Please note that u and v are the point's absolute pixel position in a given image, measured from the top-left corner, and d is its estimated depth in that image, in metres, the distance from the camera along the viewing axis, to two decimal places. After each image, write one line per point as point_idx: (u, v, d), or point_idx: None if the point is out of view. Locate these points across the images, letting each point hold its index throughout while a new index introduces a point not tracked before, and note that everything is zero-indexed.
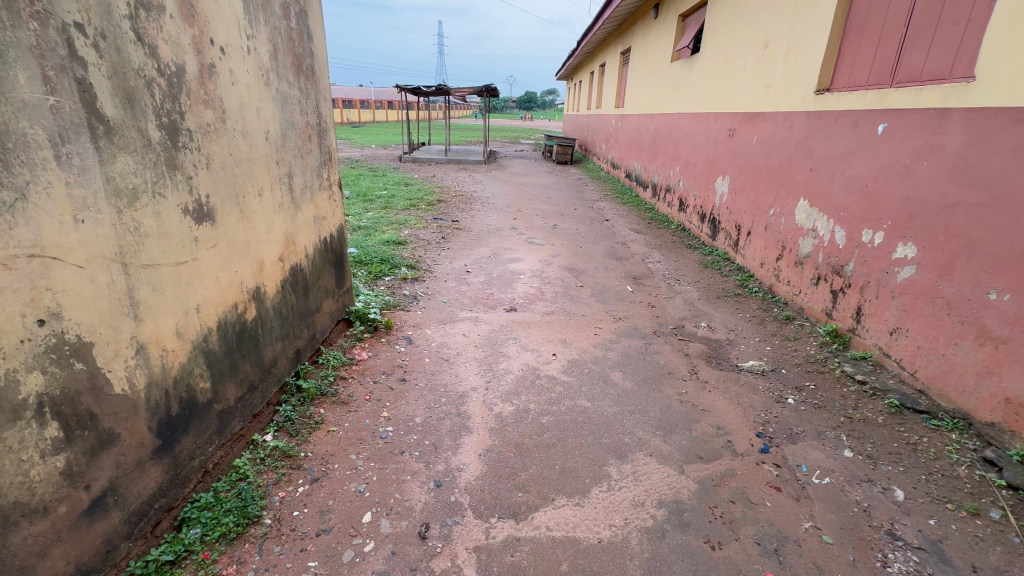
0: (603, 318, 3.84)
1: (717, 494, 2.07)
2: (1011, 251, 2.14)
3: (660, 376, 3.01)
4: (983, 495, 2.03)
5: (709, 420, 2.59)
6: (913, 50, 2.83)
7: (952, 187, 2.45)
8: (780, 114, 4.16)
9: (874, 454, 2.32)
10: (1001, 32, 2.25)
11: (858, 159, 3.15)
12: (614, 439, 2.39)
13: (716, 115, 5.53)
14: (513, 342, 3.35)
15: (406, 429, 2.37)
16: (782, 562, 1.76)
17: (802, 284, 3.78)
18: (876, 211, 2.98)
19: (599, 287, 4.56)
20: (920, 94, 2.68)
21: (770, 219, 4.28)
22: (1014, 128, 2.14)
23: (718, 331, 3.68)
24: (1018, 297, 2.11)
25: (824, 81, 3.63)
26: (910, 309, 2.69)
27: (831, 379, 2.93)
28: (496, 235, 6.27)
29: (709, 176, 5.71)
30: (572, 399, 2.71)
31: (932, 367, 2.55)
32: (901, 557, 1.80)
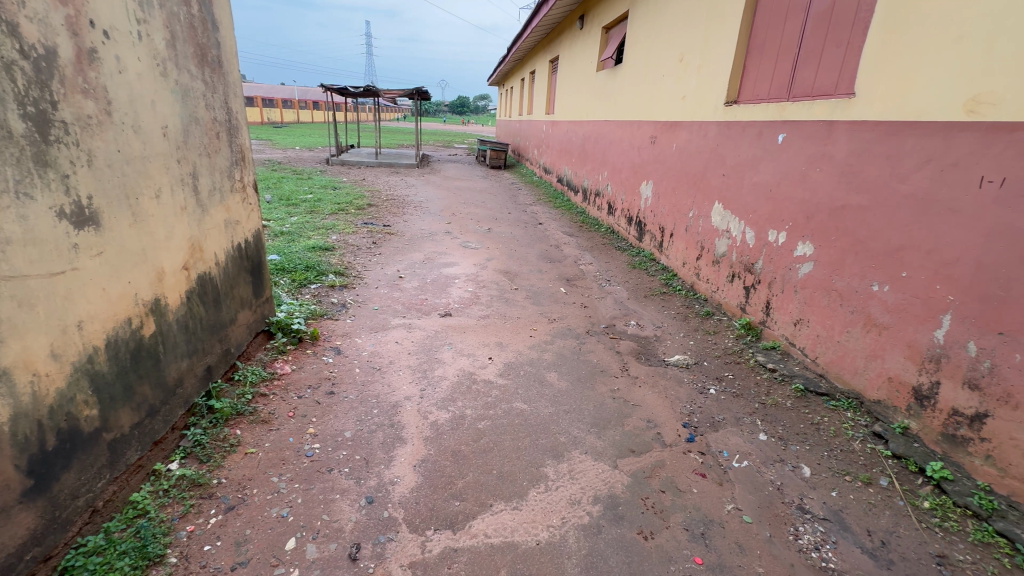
0: (538, 320, 3.89)
1: (648, 485, 2.15)
2: (889, 248, 2.43)
3: (593, 374, 3.09)
4: (874, 465, 2.28)
5: (640, 414, 2.69)
6: (805, 68, 3.14)
7: (840, 191, 2.73)
8: (695, 123, 4.44)
9: (785, 435, 2.53)
10: (873, 54, 2.55)
11: (762, 166, 3.44)
12: (550, 439, 2.41)
13: (639, 123, 5.82)
14: (448, 348, 3.29)
15: (334, 446, 2.23)
16: (707, 545, 1.86)
17: (719, 281, 4.06)
18: (780, 213, 3.27)
19: (534, 289, 4.62)
20: (812, 108, 2.98)
21: (690, 221, 4.56)
22: (888, 139, 2.43)
23: (646, 328, 3.86)
24: (896, 287, 2.39)
25: (731, 93, 3.93)
26: (810, 301, 2.97)
27: (746, 368, 3.16)
28: (429, 240, 6.17)
29: (634, 180, 5.99)
30: (508, 402, 2.71)
31: (830, 354, 2.82)
32: (809, 529, 1.96)
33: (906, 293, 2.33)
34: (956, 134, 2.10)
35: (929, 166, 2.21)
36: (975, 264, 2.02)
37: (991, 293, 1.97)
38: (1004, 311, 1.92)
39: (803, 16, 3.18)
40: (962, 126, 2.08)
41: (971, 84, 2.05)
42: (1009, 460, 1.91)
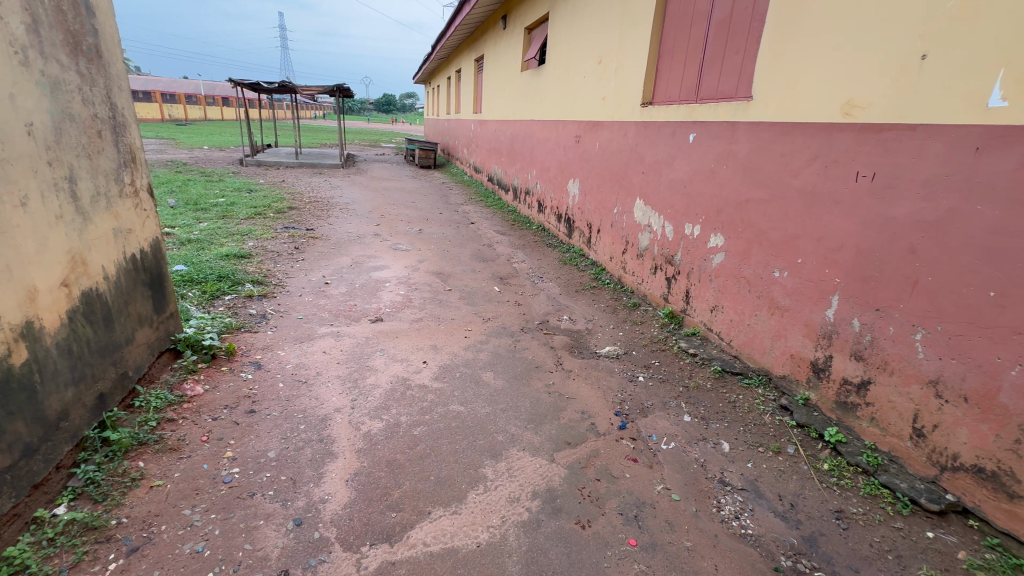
0: (472, 320, 3.87)
1: (584, 475, 2.21)
2: (786, 237, 2.67)
3: (528, 371, 3.13)
4: (782, 435, 2.50)
5: (575, 406, 2.76)
6: (709, 73, 3.38)
7: (744, 187, 2.97)
8: (616, 123, 4.63)
9: (706, 415, 2.71)
10: (766, 61, 2.80)
11: (677, 164, 3.66)
12: (488, 439, 2.41)
13: (564, 123, 5.97)
14: (380, 354, 3.18)
15: (255, 468, 2.07)
16: (641, 527, 1.94)
17: (643, 273, 4.26)
18: (694, 207, 3.49)
19: (467, 290, 4.59)
20: (717, 109, 3.21)
21: (615, 217, 4.75)
22: (781, 138, 2.67)
23: (578, 322, 3.97)
24: (794, 273, 2.63)
25: (647, 95, 4.14)
26: (724, 289, 3.21)
27: (671, 355, 3.35)
28: (357, 243, 5.93)
29: (562, 178, 6.13)
30: (445, 405, 2.67)
31: (742, 336, 3.06)
32: (730, 500, 2.12)
33: (802, 277, 2.58)
34: (836, 134, 2.35)
35: (816, 162, 2.46)
36: (856, 249, 2.28)
37: (869, 275, 2.22)
38: (880, 290, 2.18)
39: (706, 24, 3.41)
40: (841, 127, 2.33)
41: (846, 90, 2.30)
42: (888, 420, 2.18)
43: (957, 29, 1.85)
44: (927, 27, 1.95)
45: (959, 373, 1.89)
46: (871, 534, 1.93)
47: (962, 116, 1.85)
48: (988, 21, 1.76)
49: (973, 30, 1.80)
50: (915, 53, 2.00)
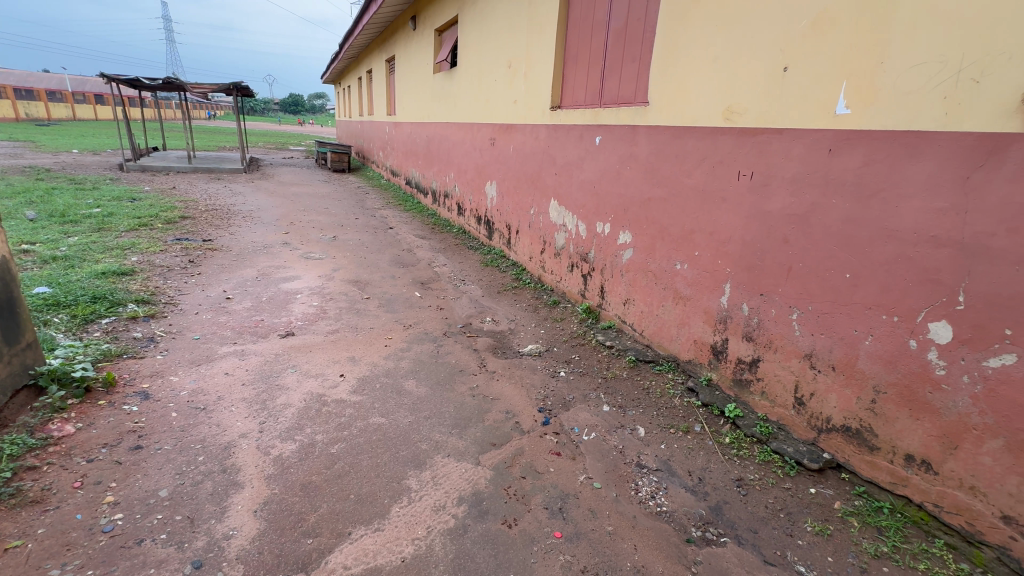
0: (393, 328, 3.75)
1: (510, 474, 2.23)
2: (684, 232, 2.89)
3: (452, 375, 3.10)
4: (690, 415, 2.71)
5: (499, 406, 2.78)
6: (610, 79, 3.56)
7: (646, 186, 3.17)
8: (528, 126, 4.73)
9: (623, 403, 2.86)
10: (658, 69, 3.01)
11: (586, 165, 3.82)
12: (411, 449, 2.34)
13: (478, 126, 5.99)
14: (291, 371, 2.98)
15: (144, 511, 1.84)
16: (565, 518, 2.00)
17: (561, 271, 4.40)
18: (603, 206, 3.66)
19: (386, 297, 4.45)
20: (618, 113, 3.39)
21: (532, 218, 4.85)
22: (675, 141, 2.88)
23: (501, 323, 4.01)
24: (692, 264, 2.86)
25: (555, 99, 4.28)
26: (634, 282, 3.40)
27: (590, 349, 3.49)
28: (263, 253, 5.51)
29: (479, 181, 6.15)
30: (364, 419, 2.55)
31: (652, 326, 3.26)
32: (646, 481, 2.25)
33: (699, 268, 2.81)
34: (720, 137, 2.58)
35: (705, 163, 2.69)
36: (742, 241, 2.52)
37: (753, 263, 2.47)
38: (763, 276, 2.43)
39: (605, 33, 3.60)
40: (723, 131, 2.56)
41: (726, 97, 2.54)
42: (775, 393, 2.43)
43: (810, 45, 2.11)
44: (787, 41, 2.20)
45: (828, 345, 2.16)
46: (766, 496, 2.15)
47: (818, 121, 2.11)
48: (832, 39, 2.03)
49: (822, 45, 2.06)
50: (779, 64, 2.25)
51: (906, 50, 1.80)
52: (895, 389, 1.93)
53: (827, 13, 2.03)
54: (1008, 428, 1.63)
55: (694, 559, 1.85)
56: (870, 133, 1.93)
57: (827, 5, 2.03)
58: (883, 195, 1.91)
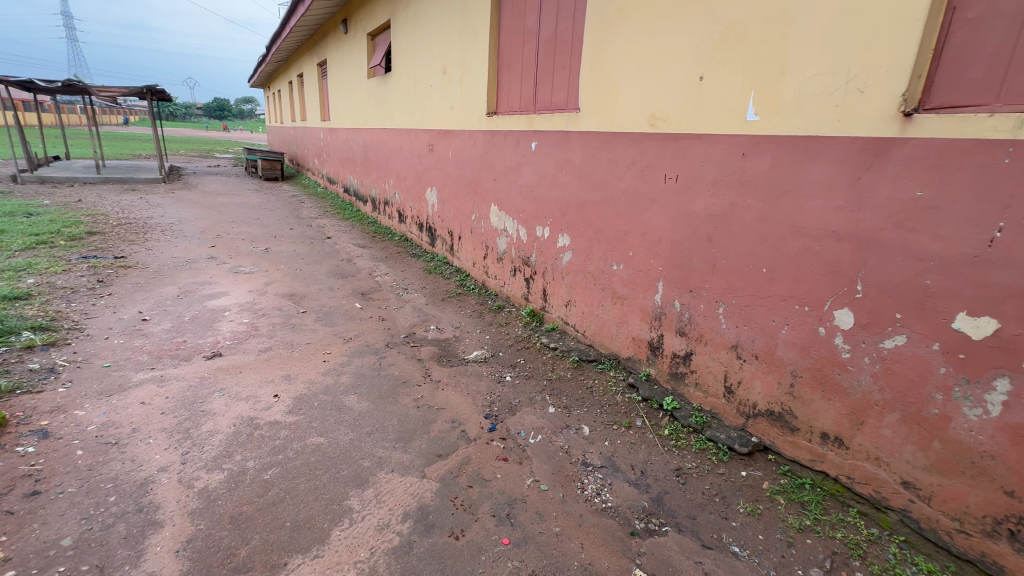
0: (332, 342, 3.60)
1: (456, 485, 2.20)
2: (619, 234, 2.99)
3: (395, 388, 3.01)
4: (631, 410, 2.80)
5: (444, 416, 2.73)
6: (543, 86, 3.63)
7: (582, 190, 3.25)
8: (465, 132, 4.72)
9: (568, 403, 2.91)
10: (586, 76, 3.10)
11: (523, 170, 3.87)
12: (352, 468, 2.25)
13: (416, 131, 5.91)
14: (219, 395, 2.78)
15: (41, 565, 1.64)
16: (513, 524, 1.99)
17: (504, 276, 4.41)
18: (542, 211, 3.72)
19: (324, 310, 4.27)
20: (552, 120, 3.46)
21: (473, 223, 4.84)
22: (606, 146, 2.98)
23: (445, 330, 3.96)
24: (627, 265, 2.96)
25: (491, 104, 4.31)
26: (574, 284, 3.48)
27: (534, 352, 3.52)
28: (186, 269, 5.12)
29: (419, 187, 6.06)
30: (302, 440, 2.43)
31: (593, 326, 3.35)
32: (592, 479, 2.30)
33: (634, 268, 2.91)
34: (646, 142, 2.70)
35: (634, 167, 2.80)
36: (671, 241, 2.64)
37: (682, 262, 2.59)
38: (691, 273, 2.55)
39: (535, 41, 3.67)
40: (649, 136, 2.68)
41: (649, 104, 2.66)
42: (708, 383, 2.56)
43: (722, 56, 2.26)
44: (701, 53, 2.35)
45: (751, 336, 2.31)
46: (702, 483, 2.26)
47: (732, 127, 2.25)
48: (740, 51, 2.18)
49: (732, 57, 2.21)
50: (695, 74, 2.39)
51: (803, 62, 1.97)
52: (810, 372, 2.09)
53: (735, 27, 2.18)
54: (903, 402, 1.81)
55: (638, 551, 1.90)
56: (777, 138, 2.08)
57: (734, 20, 2.18)
58: (790, 195, 2.07)
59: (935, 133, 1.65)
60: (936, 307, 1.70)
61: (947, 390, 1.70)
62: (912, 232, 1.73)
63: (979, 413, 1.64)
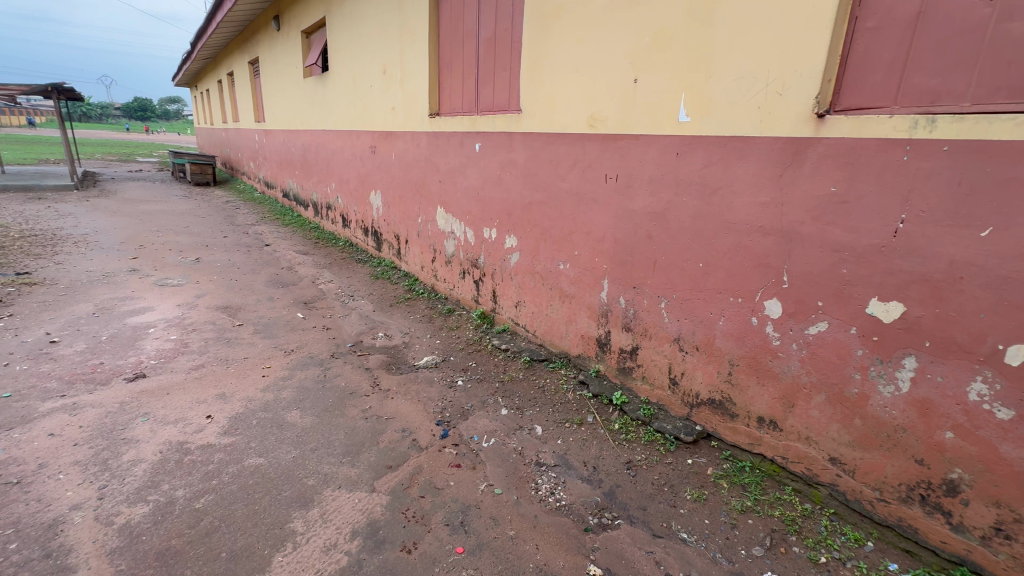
0: (272, 355, 3.41)
1: (408, 496, 2.13)
2: (564, 233, 3.02)
3: (341, 400, 2.89)
4: (582, 407, 2.84)
5: (394, 425, 2.65)
6: (484, 87, 3.62)
7: (526, 191, 3.26)
8: (408, 134, 4.62)
9: (521, 404, 2.91)
10: (527, 78, 3.11)
11: (468, 172, 3.84)
12: (295, 488, 2.13)
13: (357, 133, 5.72)
14: (143, 419, 2.55)
15: None
16: (467, 532, 1.96)
17: (453, 279, 4.36)
18: (488, 212, 3.70)
19: (263, 322, 4.03)
20: (494, 121, 3.46)
21: (420, 226, 4.75)
22: (548, 147, 3.01)
23: (394, 337, 3.85)
24: (573, 264, 3.00)
25: (433, 106, 4.25)
26: (523, 284, 3.48)
27: (486, 354, 3.50)
28: (103, 284, 4.68)
29: (362, 190, 5.87)
30: (239, 463, 2.27)
31: (542, 326, 3.37)
32: (546, 478, 2.30)
33: (580, 267, 2.96)
34: (587, 143, 2.74)
35: (576, 168, 2.84)
36: (613, 239, 2.70)
37: (625, 259, 2.66)
38: (634, 270, 2.62)
39: (475, 42, 3.65)
40: (589, 137, 2.73)
41: (588, 106, 2.71)
42: (654, 376, 2.64)
43: (654, 59, 2.34)
44: (635, 56, 2.42)
45: (691, 328, 2.40)
46: (652, 474, 2.32)
47: (666, 128, 2.33)
48: (671, 54, 2.26)
49: (663, 61, 2.29)
50: (630, 77, 2.46)
51: (727, 66, 2.07)
52: (745, 360, 2.20)
53: (664, 32, 2.27)
54: (827, 384, 1.94)
55: (592, 546, 1.93)
56: (707, 139, 2.18)
57: (664, 25, 2.26)
58: (721, 192, 2.17)
59: (845, 133, 1.77)
60: (852, 294, 1.83)
61: (865, 370, 1.84)
62: (829, 225, 1.86)
63: (891, 390, 1.78)
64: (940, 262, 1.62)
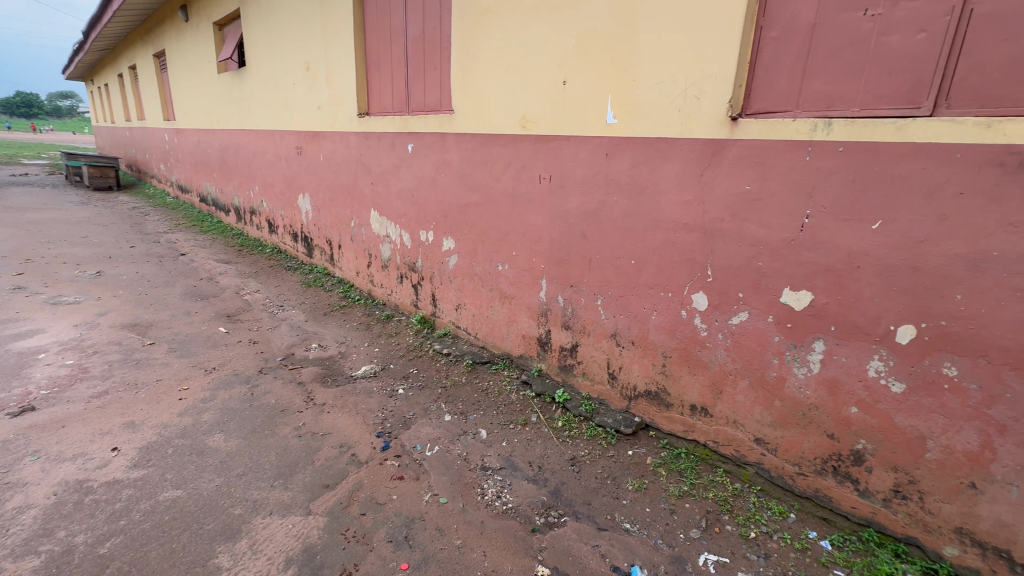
0: (190, 375, 3.13)
1: (347, 515, 2.03)
2: (501, 234, 3.01)
3: (271, 418, 2.70)
4: (526, 407, 2.84)
5: (331, 441, 2.51)
6: (415, 86, 3.53)
7: (462, 192, 3.22)
8: (336, 134, 4.42)
9: (464, 409, 2.87)
10: (457, 78, 3.07)
11: (401, 173, 3.73)
12: (219, 519, 1.96)
13: (280, 133, 5.40)
14: (32, 459, 2.24)
15: None
16: (411, 546, 1.89)
17: (391, 284, 4.22)
18: (424, 215, 3.62)
19: (179, 339, 3.69)
20: (426, 121, 3.38)
21: (353, 231, 4.55)
22: (482, 148, 2.99)
23: (329, 347, 3.67)
24: (512, 264, 3.00)
25: (362, 105, 4.09)
26: (462, 287, 3.44)
27: (427, 360, 3.42)
28: None
29: (289, 194, 5.55)
30: (152, 498, 2.05)
31: (484, 328, 3.34)
32: (491, 483, 2.28)
33: (518, 267, 2.96)
34: (520, 144, 2.75)
35: (511, 168, 2.84)
36: (550, 239, 2.73)
37: (561, 258, 2.69)
38: (571, 269, 2.66)
39: (403, 40, 3.55)
40: (522, 138, 2.74)
41: (520, 107, 2.72)
42: (593, 371, 2.70)
43: (581, 62, 2.38)
44: (563, 58, 2.45)
45: (627, 323, 2.47)
46: (595, 468, 2.37)
47: (595, 129, 2.39)
48: (597, 57, 2.31)
49: (590, 63, 2.34)
50: (559, 78, 2.49)
51: (650, 70, 2.14)
52: (677, 352, 2.30)
53: (590, 35, 2.31)
54: (750, 369, 2.07)
55: (539, 547, 1.93)
56: (633, 140, 2.25)
57: (589, 28, 2.31)
58: (648, 192, 2.25)
59: (756, 135, 1.90)
60: (768, 285, 1.96)
61: (781, 355, 1.98)
62: (745, 222, 1.98)
63: (805, 372, 1.93)
64: (840, 253, 1.77)
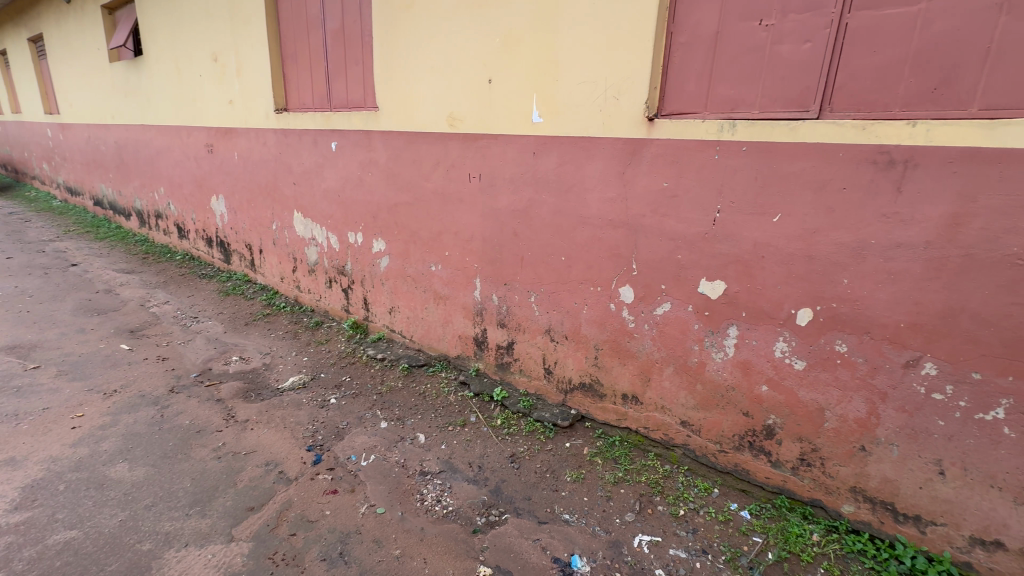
0: (85, 400, 2.79)
1: (275, 538, 1.90)
2: (433, 234, 2.96)
3: (185, 441, 2.47)
4: (465, 407, 2.82)
5: (255, 460, 2.35)
6: (336, 82, 3.38)
7: (390, 192, 3.12)
8: (251, 131, 4.13)
9: (401, 414, 2.79)
10: (381, 74, 2.97)
11: (325, 172, 3.55)
12: (124, 559, 1.77)
13: (187, 129, 4.95)
14: None
15: None
16: (347, 563, 1.81)
17: (319, 289, 4.02)
18: (351, 215, 3.47)
19: (71, 360, 3.28)
20: (350, 118, 3.25)
21: (275, 234, 4.28)
22: (409, 146, 2.92)
23: (252, 359, 3.42)
24: (445, 264, 2.96)
25: (278, 100, 3.84)
26: (395, 289, 3.34)
27: (361, 366, 3.29)
28: None
29: (201, 195, 5.11)
30: (38, 543, 1.81)
31: (419, 330, 3.27)
32: (431, 487, 2.23)
33: (451, 267, 2.93)
34: (448, 142, 2.71)
35: (440, 167, 2.80)
36: (482, 238, 2.72)
37: (494, 257, 2.69)
38: (504, 268, 2.67)
39: (321, 32, 3.38)
40: (449, 136, 2.70)
41: (446, 105, 2.68)
42: (530, 367, 2.73)
43: (505, 61, 2.39)
44: (487, 56, 2.44)
45: (560, 318, 2.52)
46: (534, 463, 2.40)
47: (522, 128, 2.41)
48: (521, 56, 2.33)
49: (514, 62, 2.36)
50: (484, 76, 2.48)
51: (571, 70, 2.20)
52: (608, 344, 2.38)
53: (513, 34, 2.33)
54: (674, 356, 2.19)
55: (480, 547, 1.92)
56: (559, 138, 2.30)
57: (512, 27, 2.32)
58: (575, 189, 2.31)
59: (670, 134, 2.01)
60: (687, 277, 2.08)
61: (701, 341, 2.11)
62: (665, 217, 2.09)
63: (722, 356, 2.07)
64: (748, 244, 1.92)
